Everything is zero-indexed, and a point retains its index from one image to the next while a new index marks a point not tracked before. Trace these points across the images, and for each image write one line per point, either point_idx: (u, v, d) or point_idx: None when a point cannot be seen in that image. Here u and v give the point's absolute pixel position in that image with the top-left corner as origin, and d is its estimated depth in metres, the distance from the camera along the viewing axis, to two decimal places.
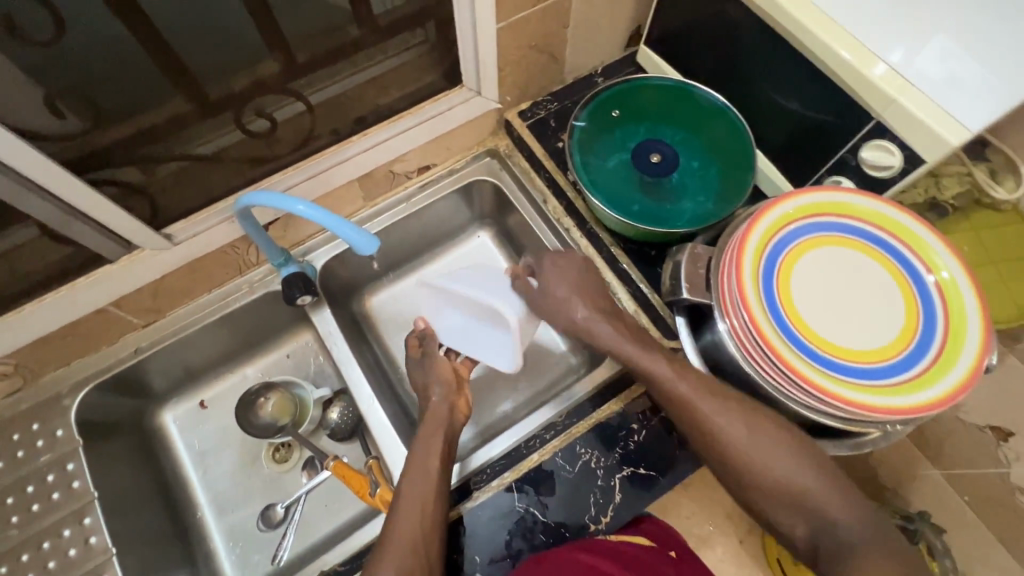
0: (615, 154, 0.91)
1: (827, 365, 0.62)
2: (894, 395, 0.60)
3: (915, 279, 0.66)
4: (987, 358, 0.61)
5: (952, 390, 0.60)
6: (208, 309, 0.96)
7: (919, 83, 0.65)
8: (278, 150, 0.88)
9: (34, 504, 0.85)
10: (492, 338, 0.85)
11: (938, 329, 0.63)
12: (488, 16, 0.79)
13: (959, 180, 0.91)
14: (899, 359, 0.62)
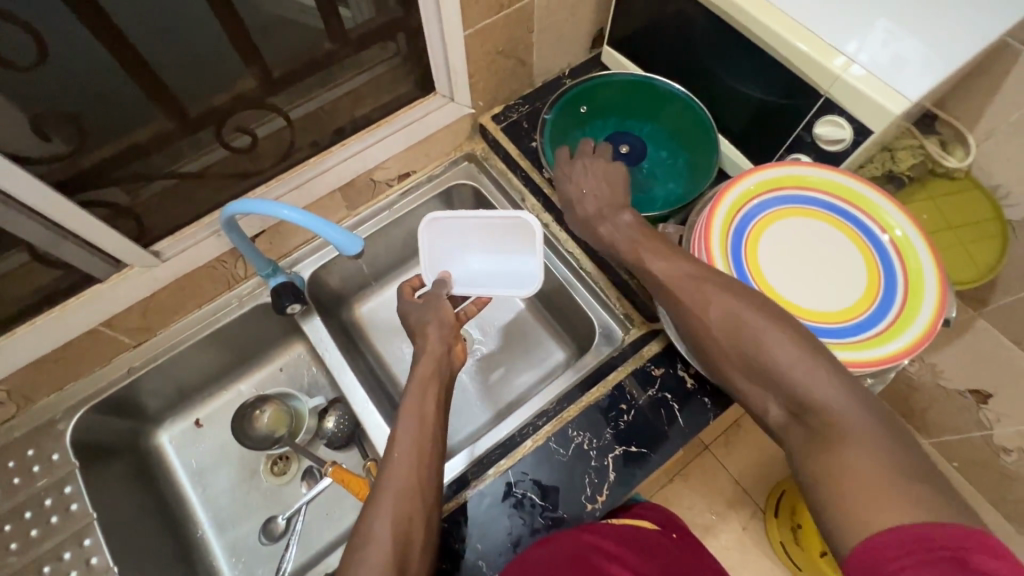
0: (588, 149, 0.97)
1: None
2: (864, 349, 0.64)
3: (872, 240, 0.70)
4: (945, 306, 0.65)
5: (916, 340, 0.64)
6: (199, 325, 0.98)
7: (860, 60, 0.70)
8: (260, 164, 0.91)
9: (32, 530, 0.85)
10: (509, 267, 0.91)
11: (898, 283, 0.67)
12: (455, 23, 0.83)
13: (913, 153, 0.96)
14: (866, 316, 0.66)
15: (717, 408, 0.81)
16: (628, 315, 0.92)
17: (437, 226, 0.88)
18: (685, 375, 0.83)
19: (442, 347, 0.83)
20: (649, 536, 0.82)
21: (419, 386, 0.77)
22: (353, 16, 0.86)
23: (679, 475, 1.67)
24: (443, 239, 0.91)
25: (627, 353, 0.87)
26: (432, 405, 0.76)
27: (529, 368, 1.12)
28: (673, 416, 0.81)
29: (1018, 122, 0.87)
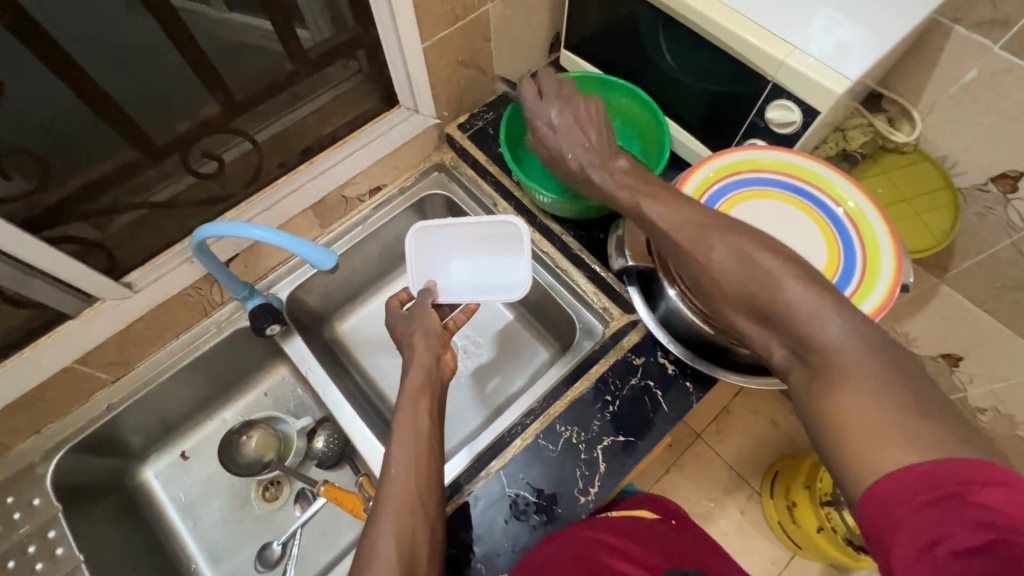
0: None
1: None
2: None
3: (828, 214, 0.73)
4: (902, 270, 0.68)
5: (877, 307, 0.66)
6: (178, 355, 0.97)
7: (802, 45, 0.73)
8: (230, 188, 0.91)
9: None
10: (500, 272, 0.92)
11: (856, 253, 0.70)
12: (412, 36, 0.85)
13: (863, 131, 1.00)
14: None
15: (699, 391, 0.83)
16: (608, 308, 0.93)
17: (425, 231, 0.91)
18: (665, 361, 0.85)
19: (428, 355, 0.83)
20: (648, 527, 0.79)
21: (407, 395, 0.78)
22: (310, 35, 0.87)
23: (675, 465, 1.68)
24: (432, 252, 0.94)
25: (607, 346, 0.89)
26: (424, 413, 0.76)
27: (516, 373, 1.13)
28: (657, 403, 0.83)
29: (957, 94, 0.91)
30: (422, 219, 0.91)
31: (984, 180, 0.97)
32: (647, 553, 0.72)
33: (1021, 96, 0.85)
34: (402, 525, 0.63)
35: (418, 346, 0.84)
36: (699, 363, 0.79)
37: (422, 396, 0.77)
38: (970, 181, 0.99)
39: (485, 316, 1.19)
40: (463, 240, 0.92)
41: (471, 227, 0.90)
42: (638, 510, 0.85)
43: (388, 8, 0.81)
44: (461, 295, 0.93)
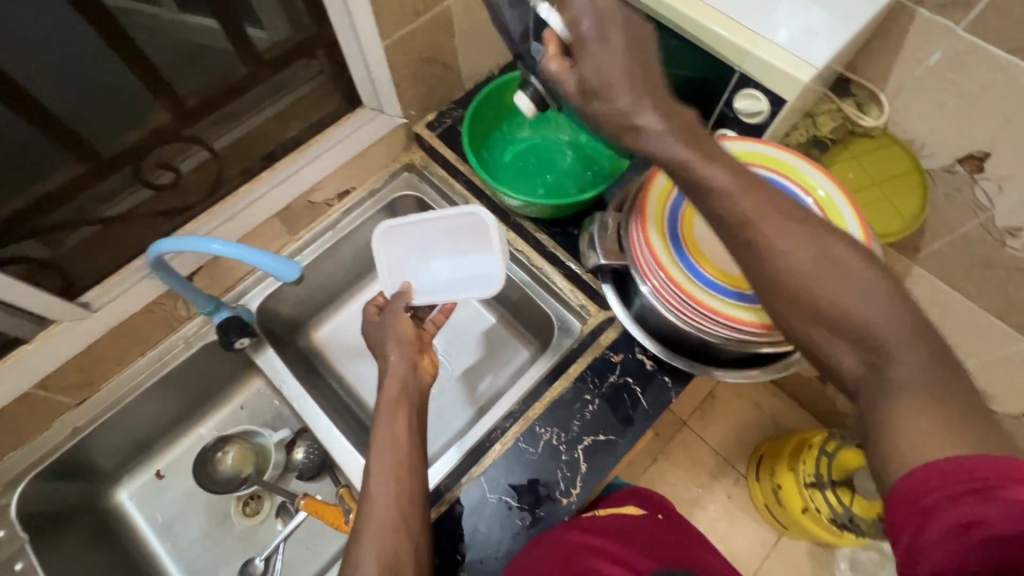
0: (510, 147, 1.03)
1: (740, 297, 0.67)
2: None
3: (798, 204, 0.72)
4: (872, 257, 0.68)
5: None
6: (145, 373, 0.94)
7: (766, 34, 0.72)
8: (189, 199, 0.87)
9: None
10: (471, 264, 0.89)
11: None
12: (371, 33, 0.82)
13: (832, 117, 1.00)
14: None
15: (678, 385, 0.82)
16: (586, 306, 0.92)
17: (389, 233, 0.89)
18: (643, 357, 0.85)
19: (403, 366, 0.80)
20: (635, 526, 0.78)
21: (383, 406, 0.76)
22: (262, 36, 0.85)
23: (662, 454, 1.69)
24: (403, 250, 0.91)
25: (585, 343, 0.88)
26: (401, 424, 0.74)
27: (497, 374, 1.12)
28: (636, 400, 0.82)
29: (922, 77, 0.92)
30: (387, 221, 0.87)
31: (951, 161, 0.98)
32: (635, 553, 0.71)
33: (983, 77, 0.85)
34: (382, 547, 0.64)
35: (391, 358, 0.81)
36: (674, 359, 0.79)
37: (399, 409, 0.76)
38: (937, 162, 0.99)
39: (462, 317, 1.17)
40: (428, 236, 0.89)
41: (433, 223, 0.87)
42: (624, 508, 0.84)
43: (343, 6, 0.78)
44: (435, 295, 0.90)
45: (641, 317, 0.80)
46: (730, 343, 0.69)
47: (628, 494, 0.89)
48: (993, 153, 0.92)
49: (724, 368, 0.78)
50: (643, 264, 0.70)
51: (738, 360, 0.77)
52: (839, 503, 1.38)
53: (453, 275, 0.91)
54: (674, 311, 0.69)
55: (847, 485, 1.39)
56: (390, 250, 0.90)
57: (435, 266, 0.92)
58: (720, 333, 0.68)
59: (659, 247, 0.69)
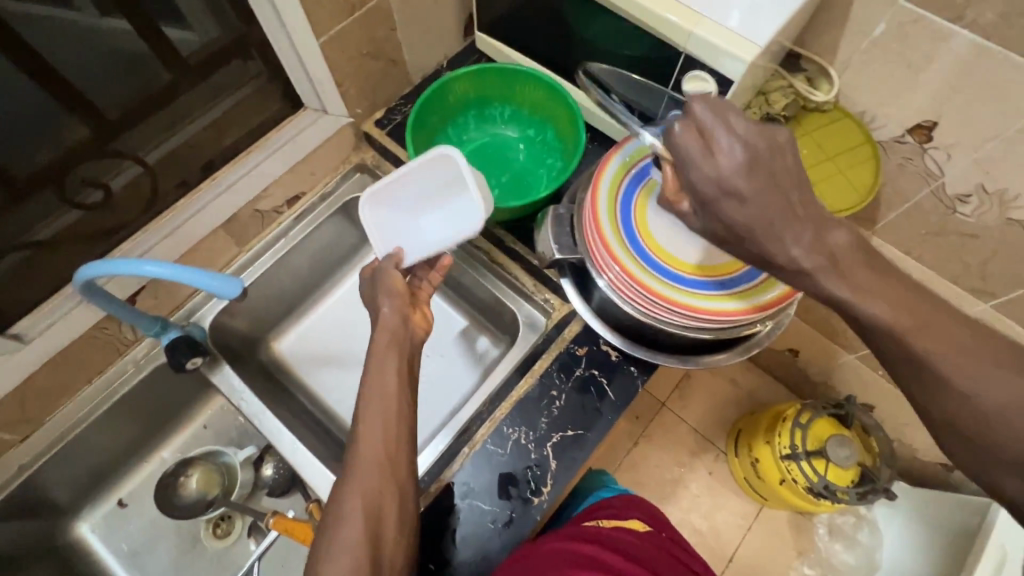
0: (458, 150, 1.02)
1: (697, 285, 0.66)
2: (758, 294, 0.66)
3: None
4: None
5: None
6: (94, 403, 0.89)
7: (707, 14, 0.70)
8: (123, 216, 0.82)
9: None
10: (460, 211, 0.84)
11: None
12: (302, 31, 0.78)
13: (784, 94, 1.00)
14: None
15: (644, 374, 0.82)
16: (550, 300, 0.91)
17: (373, 194, 0.84)
18: (608, 349, 0.84)
19: (395, 319, 0.75)
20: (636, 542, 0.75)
21: (374, 357, 0.72)
22: (187, 41, 0.81)
23: (643, 436, 1.70)
24: (390, 218, 0.86)
25: (550, 337, 0.87)
26: (393, 376, 0.69)
27: (468, 373, 1.10)
28: (603, 392, 0.82)
29: (869, 49, 0.91)
30: (368, 185, 0.83)
31: (901, 132, 0.98)
32: (632, 568, 0.69)
33: (926, 46, 0.85)
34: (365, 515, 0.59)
35: (382, 309, 0.77)
36: (636, 349, 0.78)
37: (389, 356, 0.71)
38: (887, 134, 1.00)
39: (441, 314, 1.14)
40: (412, 188, 0.85)
41: (415, 174, 0.83)
42: (629, 521, 0.80)
43: (270, 3, 0.74)
44: (426, 251, 0.84)
45: (604, 310, 0.78)
46: (686, 331, 0.69)
47: (632, 502, 0.85)
48: (939, 123, 0.92)
49: (689, 355, 0.77)
50: (598, 256, 0.69)
51: (702, 346, 0.77)
52: (815, 473, 1.39)
53: (443, 229, 0.85)
54: (630, 302, 0.68)
55: (822, 455, 1.39)
56: (378, 217, 0.85)
57: (425, 225, 0.86)
58: (675, 322, 0.68)
59: (611, 238, 0.68)
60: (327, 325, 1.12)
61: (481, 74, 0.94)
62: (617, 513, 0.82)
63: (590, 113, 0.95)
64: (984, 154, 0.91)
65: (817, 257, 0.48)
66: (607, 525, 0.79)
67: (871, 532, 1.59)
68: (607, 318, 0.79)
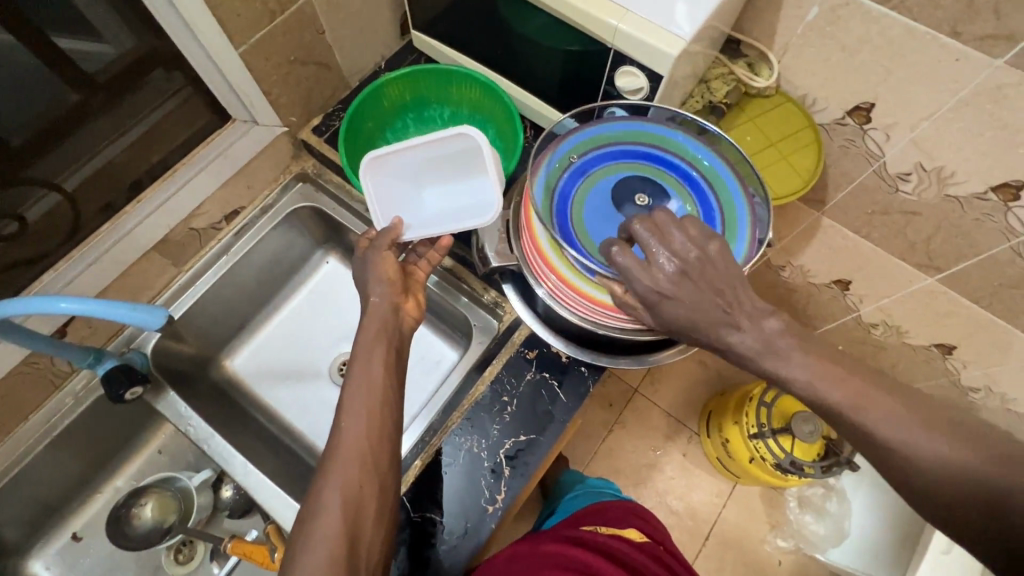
0: None
1: None
2: None
3: (686, 178, 0.71)
4: (757, 230, 0.68)
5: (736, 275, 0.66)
6: (30, 442, 0.85)
7: (632, 9, 0.69)
8: (44, 246, 0.79)
9: None
10: (472, 191, 0.77)
11: (716, 214, 0.69)
12: (218, 41, 0.75)
13: (725, 81, 0.99)
14: None
15: (595, 374, 0.82)
16: (501, 305, 0.90)
17: (380, 160, 0.76)
18: (558, 350, 0.83)
19: (384, 307, 0.73)
20: (627, 546, 0.76)
21: (359, 349, 0.69)
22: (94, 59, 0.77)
23: (617, 424, 1.71)
24: (395, 184, 0.79)
25: (501, 341, 0.87)
26: (381, 365, 0.67)
27: (428, 379, 1.09)
28: (555, 395, 0.81)
29: (804, 33, 0.91)
30: (371, 149, 0.75)
31: (842, 113, 0.99)
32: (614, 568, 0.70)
33: (858, 29, 0.85)
34: (346, 510, 0.57)
35: (371, 297, 0.74)
36: (579, 352, 0.80)
37: (376, 347, 0.68)
38: (829, 117, 1.01)
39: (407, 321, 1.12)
40: (424, 159, 0.77)
41: (429, 146, 0.75)
42: (626, 531, 0.80)
43: (178, 14, 0.70)
44: (429, 229, 0.77)
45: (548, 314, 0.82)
46: (623, 334, 0.71)
47: (633, 512, 0.86)
48: (877, 104, 0.93)
49: (631, 356, 0.78)
50: (534, 266, 0.71)
51: (645, 346, 0.78)
52: (782, 450, 1.41)
53: (452, 206, 0.78)
54: (570, 308, 0.72)
55: (788, 432, 1.42)
56: (382, 182, 0.78)
57: (433, 198, 0.80)
58: (615, 324, 0.69)
59: (547, 250, 0.68)
60: (280, 340, 1.09)
61: (415, 76, 0.95)
62: (615, 521, 0.82)
63: (528, 110, 0.94)
64: (920, 133, 0.92)
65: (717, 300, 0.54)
66: (605, 531, 0.79)
67: (840, 501, 1.61)
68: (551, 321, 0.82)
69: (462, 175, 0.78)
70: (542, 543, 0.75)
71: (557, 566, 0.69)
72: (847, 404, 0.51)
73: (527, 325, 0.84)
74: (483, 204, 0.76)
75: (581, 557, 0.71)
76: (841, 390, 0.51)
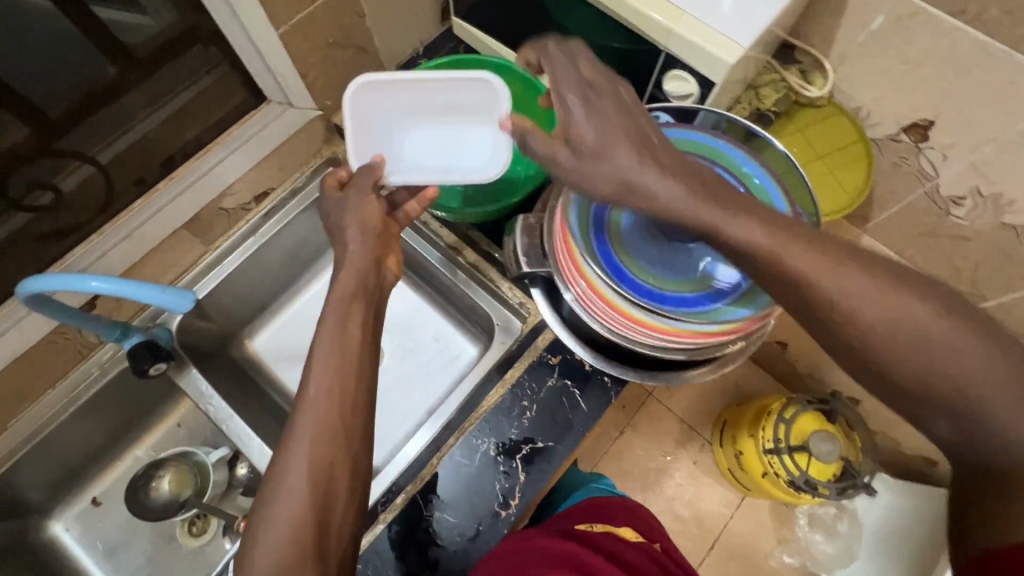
0: None
1: (667, 301, 0.63)
2: (728, 314, 0.62)
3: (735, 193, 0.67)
4: None
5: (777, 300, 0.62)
6: (55, 409, 0.86)
7: (690, 9, 0.65)
8: (75, 217, 0.80)
9: None
10: (462, 146, 0.78)
11: None
12: (259, 21, 0.73)
13: (776, 87, 0.95)
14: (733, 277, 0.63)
15: (617, 385, 0.80)
16: (526, 305, 0.89)
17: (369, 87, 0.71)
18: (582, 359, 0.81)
19: None
20: (621, 546, 0.76)
21: None
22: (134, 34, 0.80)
23: (629, 426, 1.69)
24: (379, 123, 0.75)
25: (524, 343, 0.85)
26: None
27: (443, 372, 1.08)
28: (576, 403, 0.80)
29: (866, 43, 0.86)
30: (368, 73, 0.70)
31: (897, 129, 0.94)
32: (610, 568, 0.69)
33: (925, 42, 0.80)
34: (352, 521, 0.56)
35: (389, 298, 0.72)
36: (603, 363, 0.78)
37: None
38: (882, 132, 0.96)
39: (427, 312, 1.12)
40: (418, 100, 0.75)
41: (427, 86, 0.73)
42: (621, 529, 0.79)
43: None
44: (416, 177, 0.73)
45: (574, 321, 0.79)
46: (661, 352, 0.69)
47: (630, 509, 0.85)
48: (937, 122, 0.88)
49: (655, 371, 0.76)
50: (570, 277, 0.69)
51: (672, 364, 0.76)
52: (796, 468, 1.38)
53: (439, 159, 0.77)
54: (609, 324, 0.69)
55: (805, 450, 1.39)
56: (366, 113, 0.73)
57: (415, 145, 0.77)
58: (656, 341, 0.67)
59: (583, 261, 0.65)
60: (302, 322, 1.09)
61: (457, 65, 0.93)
62: (611, 518, 0.81)
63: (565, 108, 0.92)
64: (981, 156, 0.87)
65: (682, 180, 0.48)
66: (598, 528, 0.78)
67: (850, 522, 1.58)
68: (578, 329, 0.79)
69: (452, 130, 0.78)
70: (535, 536, 0.72)
71: (556, 567, 0.67)
72: (811, 276, 0.44)
73: (551, 329, 0.82)
74: (476, 165, 0.77)
75: (580, 555, 0.70)
76: (810, 261, 0.44)
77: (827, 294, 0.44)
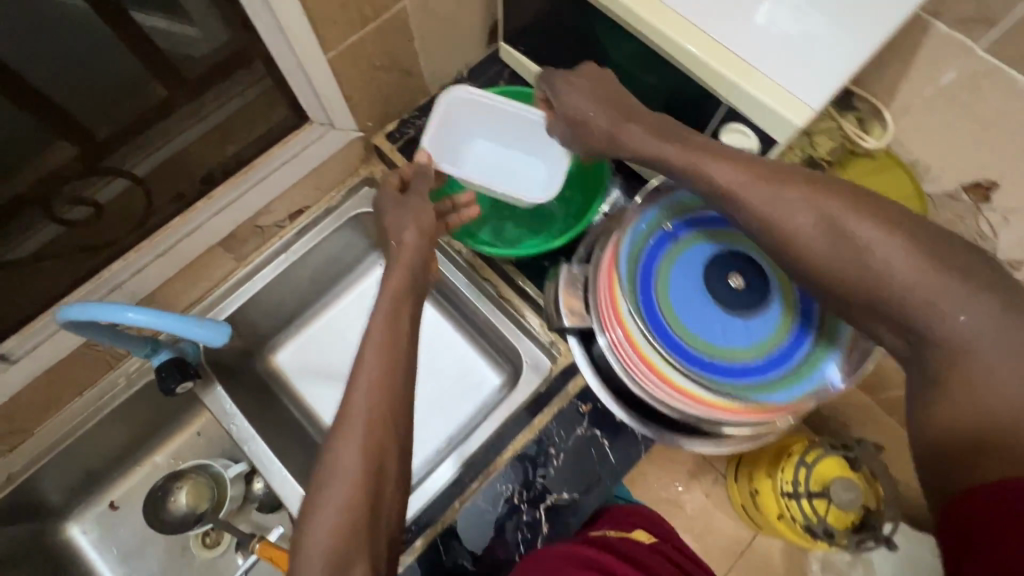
0: None
1: (697, 366, 0.61)
2: (756, 393, 0.61)
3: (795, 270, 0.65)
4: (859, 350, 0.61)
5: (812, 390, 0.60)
6: (80, 418, 0.87)
7: (761, 66, 0.63)
8: (111, 232, 0.79)
9: None
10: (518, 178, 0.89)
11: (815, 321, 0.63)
12: (310, 46, 0.72)
13: (831, 136, 0.93)
14: (771, 356, 0.62)
15: (647, 439, 0.79)
16: (558, 344, 0.86)
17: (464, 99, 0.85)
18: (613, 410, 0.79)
19: None
20: (639, 548, 0.73)
21: None
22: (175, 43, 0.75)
23: None
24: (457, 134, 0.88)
25: (555, 386, 0.83)
26: None
27: (463, 402, 1.06)
28: (604, 455, 0.78)
29: (932, 97, 0.82)
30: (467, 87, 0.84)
31: (956, 187, 0.90)
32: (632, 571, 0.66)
33: (998, 103, 0.76)
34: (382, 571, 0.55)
35: None
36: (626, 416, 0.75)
37: None
38: (939, 187, 0.92)
39: (453, 337, 1.10)
40: (496, 127, 0.89)
41: (507, 120, 0.87)
42: (635, 532, 0.77)
43: (274, 19, 0.67)
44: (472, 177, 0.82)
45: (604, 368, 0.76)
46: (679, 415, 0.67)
47: (642, 513, 0.83)
48: (1001, 184, 0.84)
49: (690, 436, 0.74)
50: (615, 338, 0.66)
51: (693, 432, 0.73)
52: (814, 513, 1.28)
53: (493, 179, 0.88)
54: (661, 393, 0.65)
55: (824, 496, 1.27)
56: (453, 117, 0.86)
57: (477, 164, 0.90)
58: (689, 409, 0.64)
59: (631, 327, 0.63)
60: (325, 339, 1.08)
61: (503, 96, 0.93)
62: (623, 522, 0.79)
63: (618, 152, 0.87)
64: None
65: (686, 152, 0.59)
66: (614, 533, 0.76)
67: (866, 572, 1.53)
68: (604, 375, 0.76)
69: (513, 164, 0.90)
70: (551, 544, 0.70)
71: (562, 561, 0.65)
72: (829, 238, 0.51)
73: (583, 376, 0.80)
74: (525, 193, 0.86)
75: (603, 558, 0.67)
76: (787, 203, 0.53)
77: (781, 217, 0.53)
